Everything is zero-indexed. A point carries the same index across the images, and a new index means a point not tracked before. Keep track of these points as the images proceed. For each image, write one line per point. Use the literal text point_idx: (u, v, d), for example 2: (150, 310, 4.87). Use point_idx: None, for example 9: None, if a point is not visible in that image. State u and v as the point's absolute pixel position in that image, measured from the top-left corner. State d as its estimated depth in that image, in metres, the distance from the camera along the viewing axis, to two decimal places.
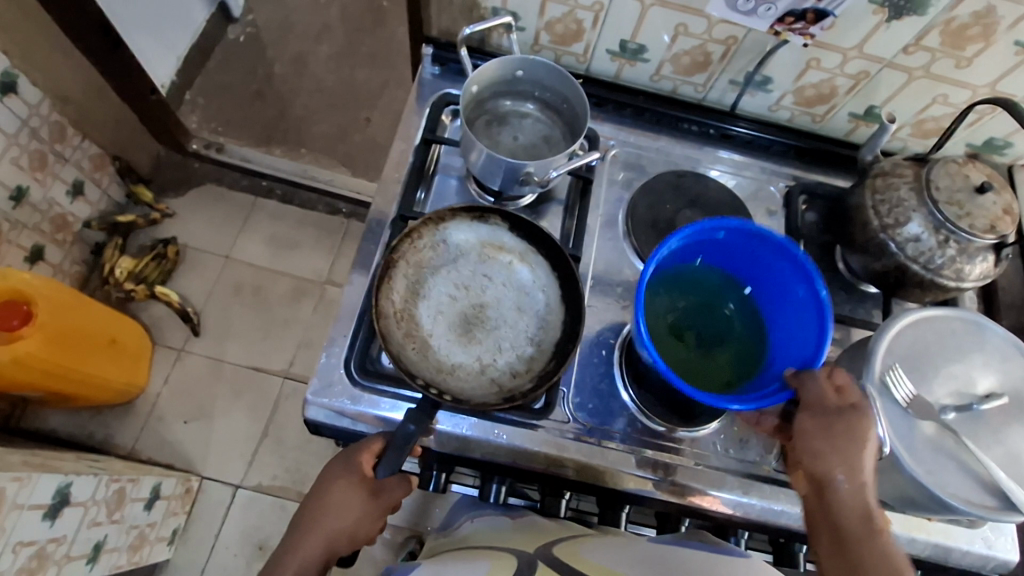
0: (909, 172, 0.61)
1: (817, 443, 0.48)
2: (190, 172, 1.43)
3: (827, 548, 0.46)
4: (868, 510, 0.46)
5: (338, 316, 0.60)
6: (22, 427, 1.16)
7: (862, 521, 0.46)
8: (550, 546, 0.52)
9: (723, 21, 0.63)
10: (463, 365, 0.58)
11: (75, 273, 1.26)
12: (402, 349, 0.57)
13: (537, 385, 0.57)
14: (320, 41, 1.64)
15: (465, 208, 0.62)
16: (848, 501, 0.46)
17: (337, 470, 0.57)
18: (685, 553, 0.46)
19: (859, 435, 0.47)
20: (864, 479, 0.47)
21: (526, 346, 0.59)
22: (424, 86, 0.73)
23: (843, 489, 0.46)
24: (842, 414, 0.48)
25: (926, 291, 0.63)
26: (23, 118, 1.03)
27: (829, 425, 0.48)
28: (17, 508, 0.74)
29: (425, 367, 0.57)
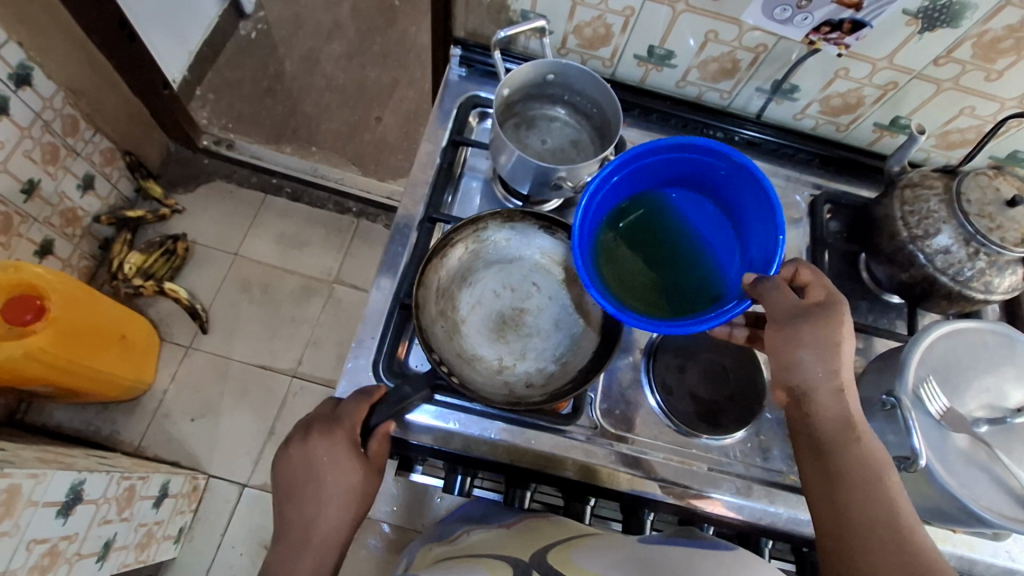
0: (938, 184, 0.60)
1: (789, 356, 0.49)
2: (199, 168, 1.42)
3: (811, 461, 0.49)
4: (846, 418, 0.48)
5: (377, 292, 0.61)
6: (27, 421, 1.15)
7: (841, 430, 0.48)
8: (545, 553, 0.49)
9: (757, 28, 0.63)
10: (484, 359, 0.59)
11: (83, 267, 1.25)
12: (438, 343, 0.57)
13: (542, 401, 0.56)
14: (331, 39, 1.63)
15: (536, 215, 0.61)
16: (826, 411, 0.48)
17: (327, 452, 0.53)
18: (677, 552, 0.44)
19: (831, 335, 0.48)
20: (837, 386, 0.48)
21: (550, 362, 0.59)
22: (450, 88, 0.72)
23: (819, 401, 0.49)
24: (808, 323, 0.49)
25: (952, 303, 0.63)
26: (36, 111, 1.02)
27: (796, 335, 0.49)
28: (32, 505, 0.73)
29: (448, 349, 0.58)
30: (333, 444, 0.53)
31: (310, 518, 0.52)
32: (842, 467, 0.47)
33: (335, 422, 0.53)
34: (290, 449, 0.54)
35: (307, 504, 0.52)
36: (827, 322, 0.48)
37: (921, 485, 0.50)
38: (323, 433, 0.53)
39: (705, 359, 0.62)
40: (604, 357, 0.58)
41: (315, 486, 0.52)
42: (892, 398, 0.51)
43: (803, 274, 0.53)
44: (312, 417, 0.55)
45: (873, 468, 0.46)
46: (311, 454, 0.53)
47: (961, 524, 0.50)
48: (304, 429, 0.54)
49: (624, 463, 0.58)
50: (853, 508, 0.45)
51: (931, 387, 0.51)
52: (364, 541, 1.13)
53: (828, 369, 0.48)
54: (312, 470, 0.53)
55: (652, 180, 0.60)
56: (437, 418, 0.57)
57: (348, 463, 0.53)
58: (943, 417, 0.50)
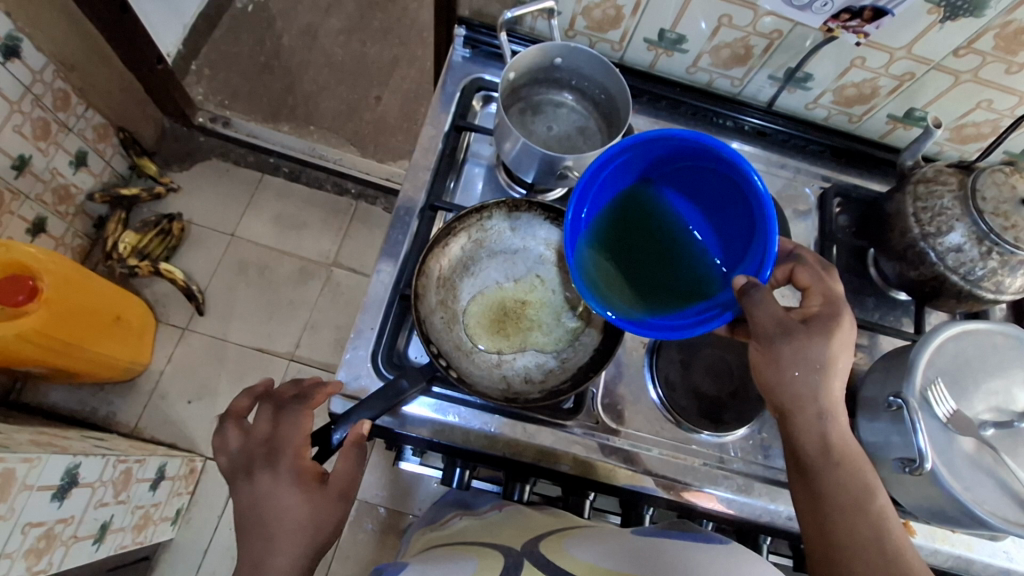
0: (953, 180, 0.58)
1: (771, 377, 0.48)
2: (195, 146, 1.39)
3: (797, 480, 0.48)
4: (827, 441, 0.47)
5: (378, 280, 0.59)
6: (22, 401, 1.14)
7: (823, 453, 0.47)
8: (537, 542, 0.48)
9: (772, 14, 0.61)
10: (481, 352, 0.57)
11: (77, 247, 1.23)
12: (440, 336, 0.56)
13: (541, 399, 0.55)
14: (331, 14, 1.58)
15: (542, 205, 0.60)
16: (806, 434, 0.47)
17: (272, 486, 0.50)
18: (669, 545, 0.43)
19: (809, 360, 0.47)
20: (818, 409, 0.47)
21: (549, 357, 0.58)
22: (454, 70, 0.70)
23: (799, 423, 0.48)
24: (790, 342, 0.48)
25: (961, 302, 0.62)
26: (26, 84, 0.99)
27: (777, 356, 0.48)
28: (26, 489, 0.73)
29: (446, 340, 0.56)
30: (277, 475, 0.50)
31: (258, 555, 0.47)
32: (826, 491, 0.46)
33: (278, 451, 0.51)
34: (234, 489, 0.51)
35: (254, 541, 0.48)
36: (810, 339, 0.48)
37: (923, 487, 0.50)
38: (266, 466, 0.51)
39: (708, 356, 0.61)
40: (605, 357, 0.57)
41: (260, 521, 0.49)
42: (898, 400, 0.51)
43: (798, 273, 0.53)
44: (251, 449, 0.52)
45: (858, 492, 0.45)
46: (254, 490, 0.50)
47: (963, 526, 0.50)
48: (245, 465, 0.51)
49: (622, 459, 0.57)
50: (838, 532, 0.44)
51: (938, 389, 0.50)
52: (360, 525, 1.14)
53: (810, 388, 0.47)
54: (257, 506, 0.49)
55: (631, 170, 0.58)
56: (436, 411, 0.56)
57: (295, 491, 0.50)
58: (950, 420, 0.50)
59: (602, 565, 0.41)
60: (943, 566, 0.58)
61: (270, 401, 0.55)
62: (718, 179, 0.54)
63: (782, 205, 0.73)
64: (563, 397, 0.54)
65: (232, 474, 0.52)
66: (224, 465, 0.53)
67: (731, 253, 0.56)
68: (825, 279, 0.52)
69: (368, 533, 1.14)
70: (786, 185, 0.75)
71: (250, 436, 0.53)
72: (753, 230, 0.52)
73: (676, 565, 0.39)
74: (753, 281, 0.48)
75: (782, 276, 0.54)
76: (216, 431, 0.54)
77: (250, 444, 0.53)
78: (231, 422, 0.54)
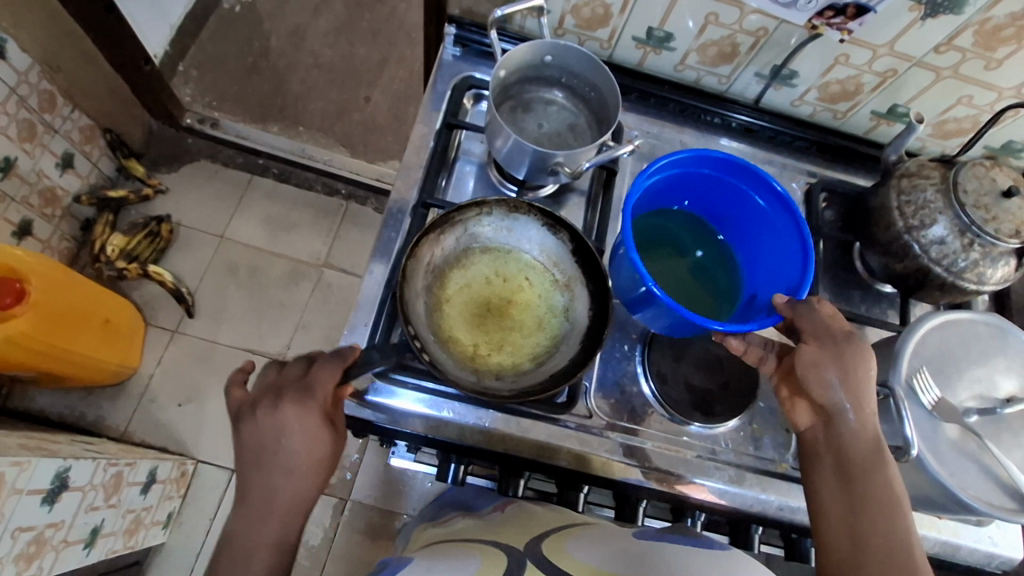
0: (935, 173, 0.60)
1: (819, 378, 0.49)
2: (183, 148, 1.38)
3: (833, 482, 0.49)
4: (878, 441, 0.48)
5: (369, 276, 0.60)
6: (10, 406, 1.13)
7: (872, 453, 0.48)
8: (540, 541, 0.49)
9: (759, 12, 0.62)
10: (461, 342, 0.57)
11: (63, 250, 1.21)
12: (419, 321, 0.55)
13: (513, 397, 0.53)
14: (319, 14, 1.58)
15: (540, 209, 0.59)
16: (858, 435, 0.48)
17: (299, 421, 0.52)
18: (669, 551, 0.44)
19: (867, 359, 0.49)
20: (869, 409, 0.48)
21: (525, 360, 0.57)
22: (444, 68, 0.70)
23: (854, 422, 0.48)
24: (851, 345, 0.49)
25: (945, 294, 0.63)
26: (12, 85, 0.99)
27: (838, 354, 0.49)
28: (16, 493, 0.72)
29: (427, 328, 0.56)
30: (304, 409, 0.52)
31: (273, 484, 0.52)
32: (867, 491, 0.47)
33: (309, 393, 0.53)
34: (257, 415, 0.53)
35: (270, 469, 0.52)
36: (864, 347, 0.49)
37: (910, 473, 0.50)
38: (293, 401, 0.52)
39: (700, 349, 0.62)
40: (585, 362, 0.55)
41: (282, 455, 0.52)
42: (886, 389, 0.50)
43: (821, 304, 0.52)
44: (282, 384, 0.54)
45: (896, 496, 0.47)
46: (279, 421, 0.52)
47: (949, 512, 0.51)
48: (274, 396, 0.53)
49: (618, 452, 0.58)
50: (877, 535, 0.46)
51: (923, 377, 0.51)
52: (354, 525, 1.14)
53: (853, 396, 0.48)
54: (278, 437, 0.52)
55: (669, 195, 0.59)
56: (430, 407, 0.56)
57: (318, 433, 0.53)
58: (935, 407, 0.50)
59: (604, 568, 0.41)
60: (932, 553, 0.59)
61: None
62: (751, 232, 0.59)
63: None
64: (535, 396, 0.52)
65: (253, 401, 0.54)
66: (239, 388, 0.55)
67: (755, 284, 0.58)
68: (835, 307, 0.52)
69: (362, 534, 1.14)
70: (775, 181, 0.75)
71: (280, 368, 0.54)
72: (789, 256, 0.55)
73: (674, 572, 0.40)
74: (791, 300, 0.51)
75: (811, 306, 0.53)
76: None
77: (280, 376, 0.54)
78: None
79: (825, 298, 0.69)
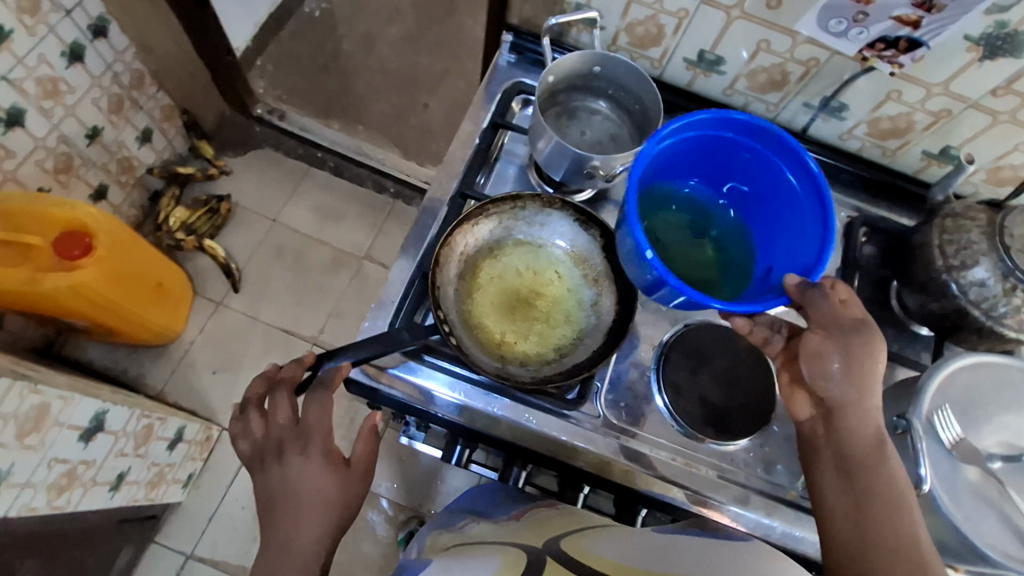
0: (982, 216, 0.59)
1: (825, 367, 0.48)
2: (251, 135, 1.47)
3: (835, 479, 0.47)
4: (878, 436, 0.47)
5: (393, 271, 0.61)
6: (63, 354, 1.22)
7: (874, 448, 0.46)
8: (559, 540, 0.50)
9: (810, 41, 0.63)
10: (487, 328, 0.58)
11: (131, 216, 1.31)
12: (448, 304, 0.57)
13: (532, 383, 0.55)
14: (390, 23, 1.67)
15: (575, 206, 0.60)
16: (861, 428, 0.47)
17: (303, 464, 0.55)
18: (691, 546, 0.42)
19: (874, 348, 0.48)
20: (871, 402, 0.47)
21: (549, 351, 0.58)
22: (498, 73, 0.74)
23: (856, 414, 0.47)
24: (860, 337, 0.48)
25: (983, 340, 0.61)
26: (108, 61, 1.09)
27: (845, 346, 0.48)
28: (57, 425, 0.77)
29: (455, 311, 0.57)
30: (308, 456, 0.55)
31: (290, 528, 0.53)
32: (870, 486, 0.45)
33: (309, 434, 0.56)
34: (265, 470, 0.55)
35: (285, 515, 0.53)
36: (871, 337, 0.48)
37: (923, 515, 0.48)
38: (296, 447, 0.55)
39: (718, 364, 0.61)
40: (604, 358, 0.56)
41: (292, 499, 0.54)
42: (904, 422, 0.50)
43: (838, 287, 0.51)
44: (280, 436, 0.56)
45: (899, 490, 0.45)
46: (284, 471, 0.55)
47: (961, 564, 0.49)
48: (276, 449, 0.56)
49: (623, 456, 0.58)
50: (882, 529, 0.43)
51: (945, 415, 0.49)
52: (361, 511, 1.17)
53: (858, 387, 0.47)
54: (289, 483, 0.54)
55: (687, 165, 0.61)
56: (443, 385, 0.58)
57: (326, 470, 0.55)
58: (955, 447, 0.49)
59: (624, 562, 0.41)
60: None
61: (284, 387, 0.58)
62: (770, 203, 0.60)
63: None
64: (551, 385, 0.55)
65: (259, 457, 0.56)
66: (245, 449, 0.57)
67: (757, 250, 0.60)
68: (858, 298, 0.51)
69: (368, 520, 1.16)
70: None
71: (274, 423, 0.57)
72: (804, 236, 0.56)
73: (697, 560, 0.39)
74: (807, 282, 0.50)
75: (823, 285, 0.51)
76: (237, 419, 0.59)
77: (277, 430, 0.57)
78: (253, 409, 0.58)
79: None
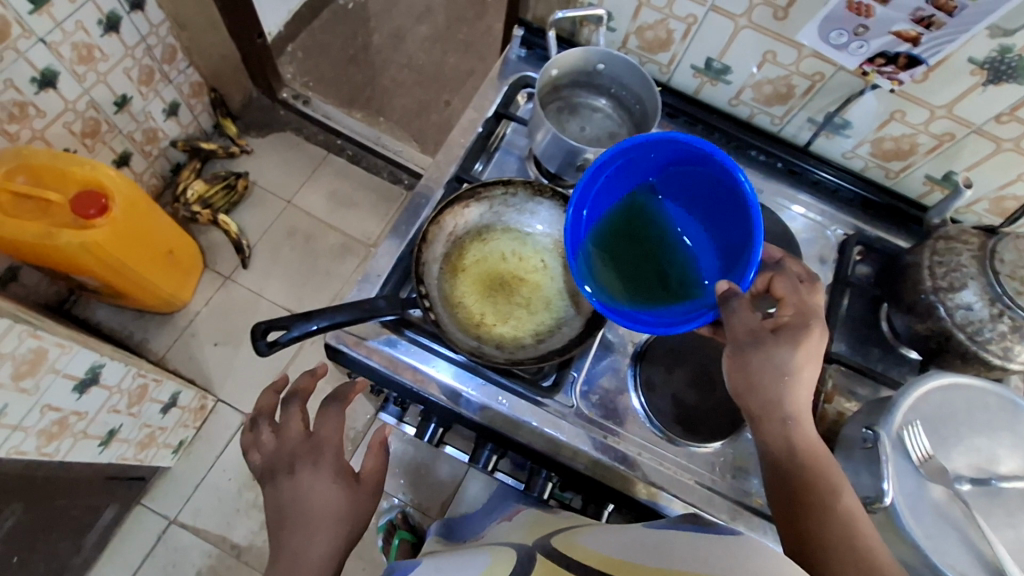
0: (975, 241, 0.58)
1: (737, 384, 0.48)
2: (275, 118, 1.51)
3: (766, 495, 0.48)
4: (792, 446, 0.46)
5: (382, 245, 0.62)
6: (74, 312, 1.26)
7: (788, 458, 0.46)
8: (548, 537, 0.51)
9: (815, 54, 0.63)
10: (466, 309, 0.60)
11: (152, 185, 1.35)
12: (431, 282, 0.59)
13: (504, 363, 0.57)
14: (420, 21, 1.70)
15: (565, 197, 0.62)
16: (771, 441, 0.47)
17: (313, 478, 0.53)
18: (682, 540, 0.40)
19: (775, 359, 0.46)
20: (782, 414, 0.47)
21: (527, 335, 0.60)
22: (507, 66, 0.75)
23: (765, 428, 0.47)
24: (758, 350, 0.47)
25: (969, 366, 0.60)
26: (142, 34, 1.13)
27: (745, 362, 0.47)
28: (54, 372, 0.80)
29: (437, 289, 0.59)
30: (319, 469, 0.54)
31: (299, 545, 0.50)
32: (802, 483, 0.45)
33: (320, 448, 0.55)
34: (276, 483, 0.53)
35: (294, 531, 0.50)
36: (775, 346, 0.46)
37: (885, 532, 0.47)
38: (308, 462, 0.54)
39: (695, 367, 0.61)
40: (582, 343, 0.58)
41: (302, 515, 0.51)
42: (872, 435, 0.50)
43: (776, 283, 0.51)
44: (292, 450, 0.55)
45: (824, 497, 0.44)
46: (296, 484, 0.53)
47: None
48: (287, 462, 0.54)
49: (593, 446, 0.58)
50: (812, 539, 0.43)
51: (914, 430, 0.49)
52: None
53: (764, 401, 0.47)
54: (299, 498, 0.52)
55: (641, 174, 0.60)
56: (418, 359, 0.59)
57: (335, 484, 0.53)
58: (922, 464, 0.48)
59: (616, 557, 0.40)
60: None
61: (296, 400, 0.58)
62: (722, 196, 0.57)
63: (802, 247, 0.73)
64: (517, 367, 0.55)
65: (272, 469, 0.55)
66: (257, 461, 0.56)
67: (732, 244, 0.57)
68: (803, 294, 0.50)
69: None
70: (810, 227, 0.75)
71: (285, 435, 0.56)
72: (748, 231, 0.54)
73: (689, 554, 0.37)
74: (734, 289, 0.49)
75: (762, 284, 0.53)
76: (249, 430, 0.58)
77: (289, 442, 0.56)
78: (264, 422, 0.58)
79: (841, 351, 0.67)
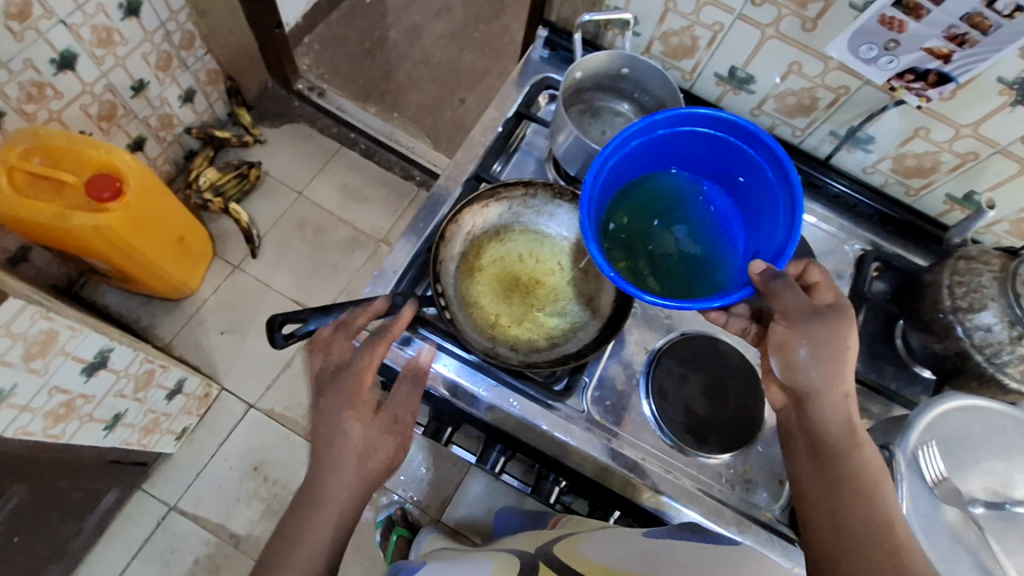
0: (996, 262, 0.57)
1: (794, 357, 0.47)
2: (290, 109, 1.51)
3: (810, 468, 0.49)
4: (850, 423, 0.47)
5: (399, 241, 0.62)
6: (83, 295, 1.26)
7: (845, 434, 0.47)
8: (550, 545, 0.53)
9: (841, 67, 0.63)
10: (481, 307, 0.60)
11: (164, 171, 1.35)
12: (447, 281, 0.59)
13: (517, 365, 0.56)
14: (438, 18, 1.70)
15: None
16: (832, 415, 0.47)
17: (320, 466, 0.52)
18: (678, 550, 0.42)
19: (840, 334, 0.46)
20: (841, 390, 0.47)
21: (541, 338, 0.59)
22: (530, 66, 0.75)
23: (827, 403, 0.47)
24: (823, 323, 0.46)
25: (984, 388, 0.59)
26: (162, 19, 1.13)
27: (806, 333, 0.46)
28: (63, 354, 0.80)
29: (452, 288, 0.59)
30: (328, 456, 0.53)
31: (306, 530, 0.50)
32: (846, 473, 0.46)
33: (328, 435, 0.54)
34: None
35: (301, 516, 0.51)
36: (836, 323, 0.47)
37: None
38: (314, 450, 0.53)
39: (707, 377, 0.61)
40: (595, 348, 0.57)
41: (310, 500, 0.51)
42: (888, 454, 0.50)
43: (811, 271, 0.52)
44: None
45: (868, 479, 0.46)
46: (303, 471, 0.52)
47: None
48: None
49: (602, 452, 0.57)
50: (852, 517, 0.45)
51: (930, 451, 0.49)
52: None
53: (826, 376, 0.47)
54: (308, 485, 0.52)
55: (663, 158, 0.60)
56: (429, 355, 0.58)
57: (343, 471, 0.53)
58: (937, 485, 0.48)
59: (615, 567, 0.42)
60: None
61: None
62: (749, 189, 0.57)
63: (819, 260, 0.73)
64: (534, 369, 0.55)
65: None
66: None
67: (756, 226, 0.57)
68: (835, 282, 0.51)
69: None
70: (828, 240, 0.74)
71: None
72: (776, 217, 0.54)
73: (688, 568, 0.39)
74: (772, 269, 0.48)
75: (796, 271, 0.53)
76: None
77: None
78: None
79: (855, 367, 0.67)
